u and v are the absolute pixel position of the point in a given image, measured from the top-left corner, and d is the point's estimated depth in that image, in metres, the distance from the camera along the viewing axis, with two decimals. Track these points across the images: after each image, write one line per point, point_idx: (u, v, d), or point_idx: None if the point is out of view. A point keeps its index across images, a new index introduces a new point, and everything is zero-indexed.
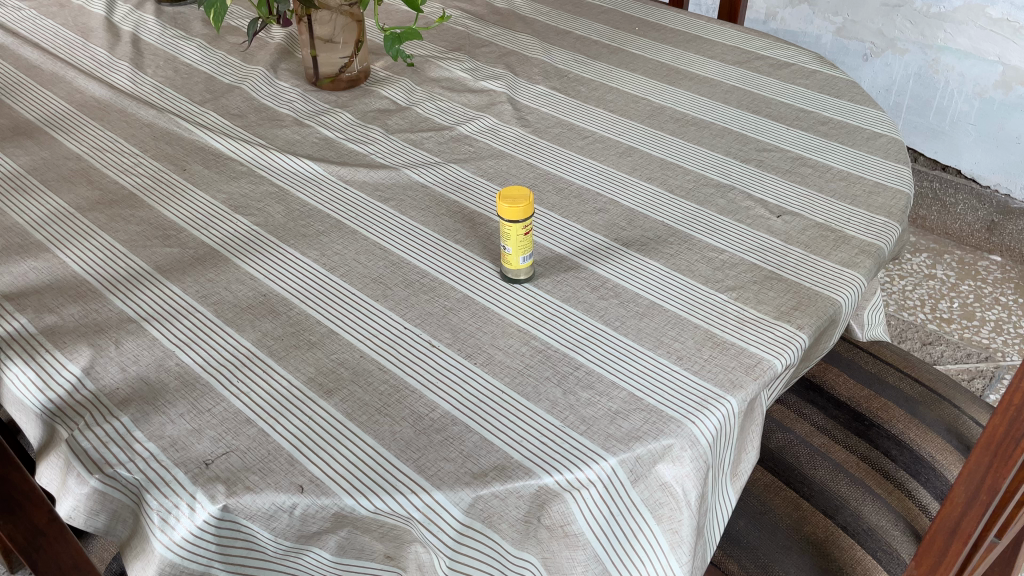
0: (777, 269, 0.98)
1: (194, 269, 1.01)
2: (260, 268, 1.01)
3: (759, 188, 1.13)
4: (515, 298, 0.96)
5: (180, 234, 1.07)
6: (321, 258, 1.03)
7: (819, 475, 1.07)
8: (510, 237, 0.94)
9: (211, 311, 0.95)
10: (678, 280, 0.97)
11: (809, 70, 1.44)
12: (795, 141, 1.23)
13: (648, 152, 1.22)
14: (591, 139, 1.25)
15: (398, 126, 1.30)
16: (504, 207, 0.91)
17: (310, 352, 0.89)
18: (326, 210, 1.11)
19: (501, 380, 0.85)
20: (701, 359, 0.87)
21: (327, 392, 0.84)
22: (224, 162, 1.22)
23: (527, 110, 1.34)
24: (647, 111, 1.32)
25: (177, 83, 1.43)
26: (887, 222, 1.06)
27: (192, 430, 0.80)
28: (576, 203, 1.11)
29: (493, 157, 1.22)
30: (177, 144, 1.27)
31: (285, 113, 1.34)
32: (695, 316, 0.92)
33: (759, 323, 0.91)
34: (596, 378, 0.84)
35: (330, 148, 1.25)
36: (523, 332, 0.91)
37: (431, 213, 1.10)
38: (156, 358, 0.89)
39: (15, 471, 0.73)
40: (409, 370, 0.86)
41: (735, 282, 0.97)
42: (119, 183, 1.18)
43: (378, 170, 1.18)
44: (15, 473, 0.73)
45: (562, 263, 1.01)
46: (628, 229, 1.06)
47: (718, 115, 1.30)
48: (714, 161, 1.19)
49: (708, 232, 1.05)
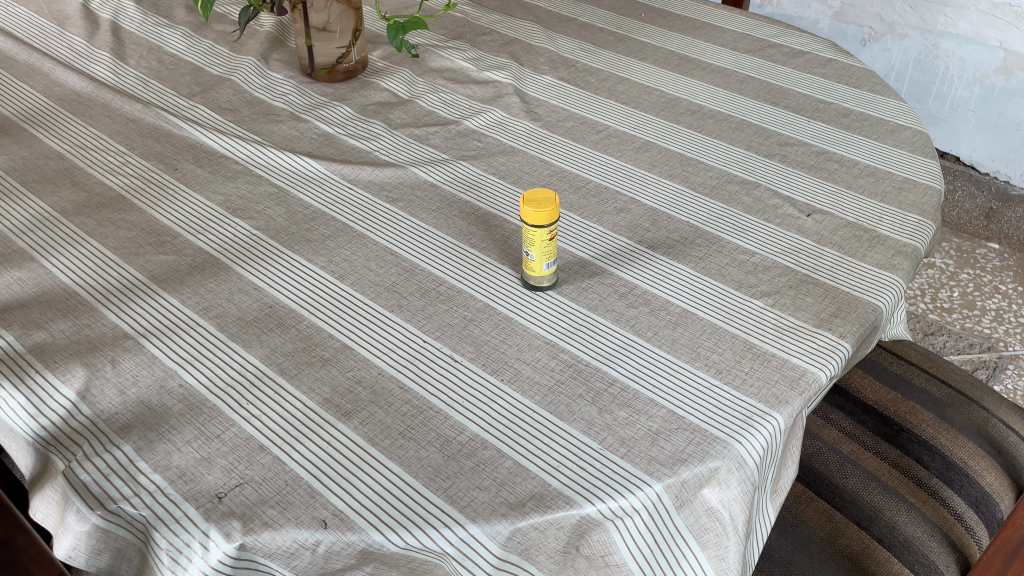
0: (812, 273, 0.94)
1: (192, 279, 0.94)
2: (264, 277, 0.95)
3: (785, 185, 1.08)
4: (539, 307, 0.90)
5: (175, 240, 1.00)
6: (329, 265, 0.96)
7: (851, 484, 1.03)
8: (534, 243, 0.88)
9: (215, 326, 0.88)
10: (710, 287, 0.92)
11: (824, 59, 1.39)
12: (818, 135, 1.19)
13: (667, 147, 1.16)
14: (605, 134, 1.19)
15: (401, 120, 1.23)
16: (528, 211, 0.85)
17: (324, 369, 0.83)
18: (331, 212, 1.05)
19: (531, 398, 0.80)
20: (742, 372, 0.82)
21: (345, 414, 0.78)
22: (218, 160, 1.15)
23: (535, 103, 1.27)
24: (661, 103, 1.27)
25: (162, 74, 1.35)
26: (920, 221, 1.02)
27: (201, 460, 0.74)
28: (595, 203, 1.06)
29: (504, 153, 1.16)
30: (166, 141, 1.19)
31: (280, 106, 1.27)
32: (731, 324, 0.88)
33: (799, 332, 0.86)
34: (632, 395, 0.80)
35: (331, 145, 1.18)
36: (551, 344, 0.86)
37: (442, 215, 1.04)
38: (157, 378, 0.82)
39: (21, 534, 0.71)
40: (432, 389, 0.81)
41: (770, 288, 0.92)
42: (105, 184, 1.11)
43: (383, 168, 1.12)
44: (21, 536, 0.71)
45: (585, 269, 0.95)
46: (652, 230, 1.01)
47: (735, 107, 1.25)
48: (736, 156, 1.14)
49: (736, 233, 1.00)
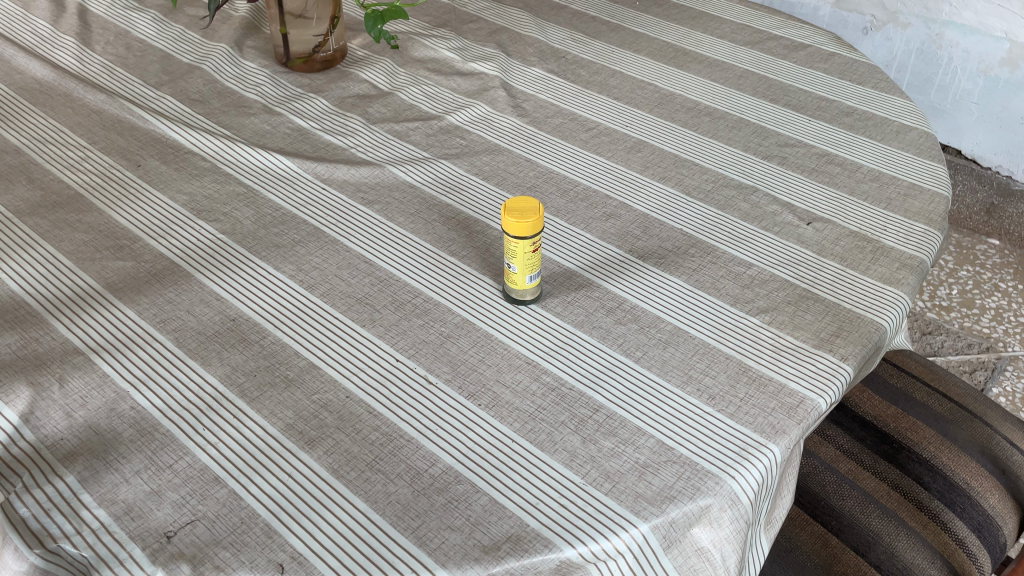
0: (811, 288, 0.88)
1: (151, 288, 0.88)
2: (228, 287, 0.88)
3: (784, 190, 1.02)
4: (521, 323, 0.85)
5: (135, 245, 0.94)
6: (298, 274, 0.90)
7: (848, 507, 0.98)
8: (516, 255, 0.82)
9: (172, 341, 0.82)
10: (704, 302, 0.87)
11: (827, 53, 1.33)
12: (820, 135, 1.12)
13: (660, 146, 1.10)
14: (595, 132, 1.13)
15: (380, 115, 1.17)
16: (510, 222, 0.79)
17: (287, 391, 0.77)
18: (302, 215, 0.98)
19: (510, 426, 0.74)
20: (738, 397, 0.77)
21: (309, 443, 0.72)
22: (185, 156, 1.08)
23: (522, 97, 1.21)
24: (655, 98, 1.20)
25: (130, 62, 1.28)
26: (927, 230, 0.96)
27: (151, 493, 0.68)
28: (583, 207, 1.00)
29: (488, 152, 1.09)
30: (130, 134, 1.12)
31: (253, 98, 1.20)
32: (726, 344, 0.82)
33: (798, 354, 0.81)
34: (619, 423, 0.74)
35: (305, 141, 1.11)
36: (533, 364, 0.80)
37: (421, 219, 0.98)
38: (107, 400, 0.76)
39: None
40: (404, 414, 0.75)
41: (768, 303, 0.86)
42: (63, 181, 1.04)
43: (360, 167, 1.05)
44: None
45: (571, 280, 0.89)
46: (643, 238, 0.95)
47: (732, 104, 1.19)
48: (733, 157, 1.08)
49: (732, 242, 0.94)
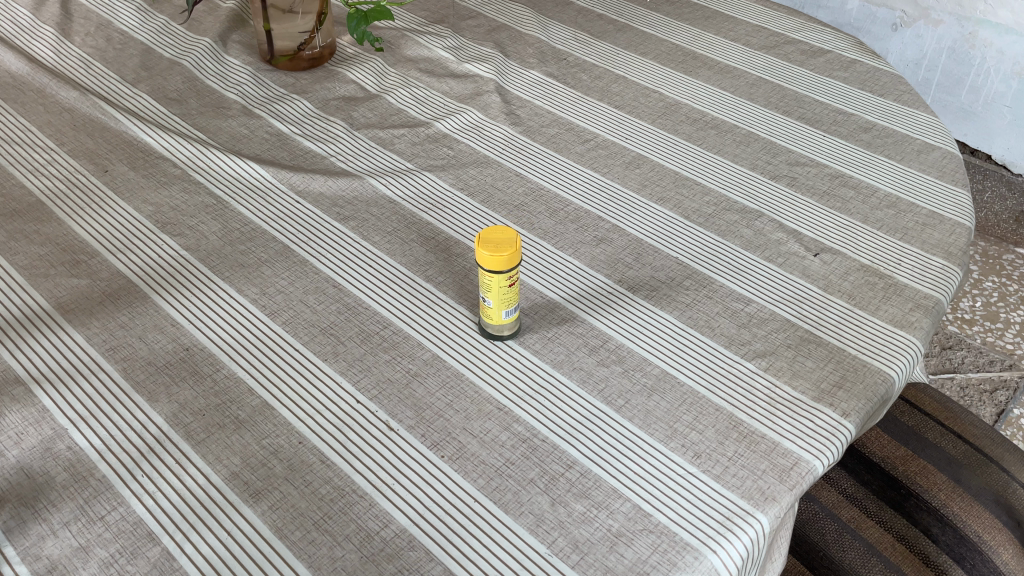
0: (814, 330, 0.81)
1: (104, 310, 0.82)
2: (185, 311, 0.83)
3: (791, 216, 0.95)
4: (495, 361, 0.78)
5: (92, 260, 0.88)
6: (261, 298, 0.84)
7: (848, 559, 0.92)
8: (491, 290, 0.75)
9: (119, 372, 0.76)
10: (695, 343, 0.79)
11: (847, 59, 1.24)
12: (834, 153, 1.04)
13: (661, 162, 1.03)
14: (592, 144, 1.06)
15: (365, 120, 1.10)
16: (484, 255, 0.73)
17: (236, 434, 0.71)
18: (271, 231, 0.92)
19: (473, 482, 0.68)
20: (725, 456, 0.70)
21: (254, 495, 0.67)
22: (155, 161, 1.02)
23: (517, 103, 1.14)
24: (659, 108, 1.13)
25: (109, 56, 1.22)
26: (945, 265, 0.88)
27: (78, 549, 0.63)
28: (573, 230, 0.93)
29: (475, 164, 1.02)
30: (100, 135, 1.06)
31: (232, 98, 1.14)
32: (716, 393, 0.75)
33: (795, 408, 0.74)
34: (593, 483, 0.67)
35: (283, 147, 1.05)
36: (504, 410, 0.73)
37: (398, 239, 0.91)
38: (43, 438, 0.71)
39: None
40: (359, 466, 0.69)
41: (765, 347, 0.79)
42: (25, 187, 0.98)
43: (337, 178, 0.99)
44: None
45: (553, 313, 0.83)
46: (635, 267, 0.88)
47: (742, 116, 1.11)
48: (738, 177, 1.00)
49: (731, 275, 0.87)
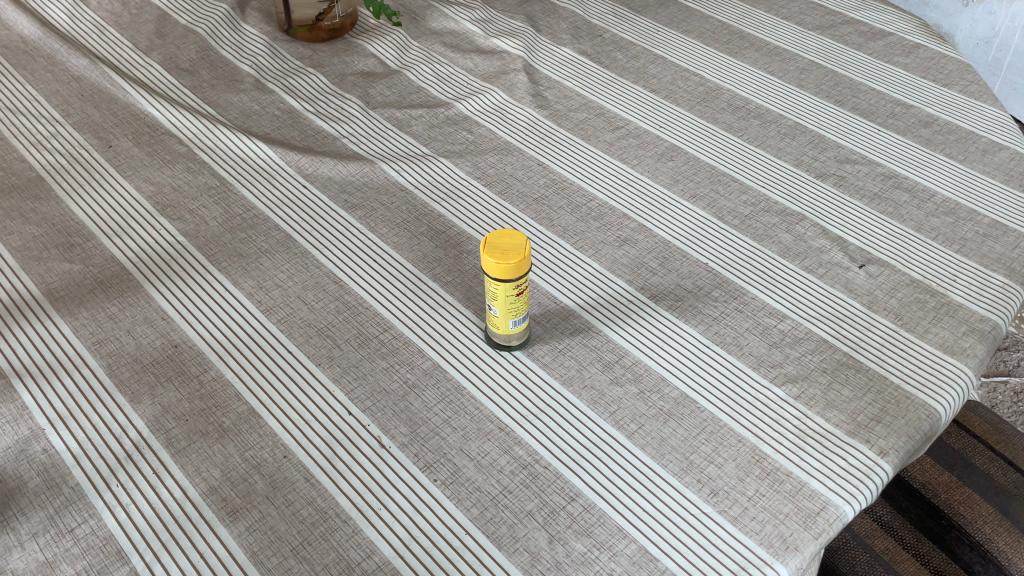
0: (853, 353, 0.74)
1: (94, 299, 0.78)
2: (177, 304, 0.78)
3: (836, 221, 0.86)
4: (500, 374, 0.72)
5: (87, 244, 0.84)
6: (257, 292, 0.79)
7: None
8: (496, 298, 0.69)
9: (104, 369, 0.72)
10: (720, 363, 0.72)
11: (909, 44, 1.14)
12: (889, 150, 0.95)
13: (696, 155, 0.95)
14: (623, 132, 0.98)
15: (382, 98, 1.03)
16: (490, 262, 0.66)
17: (219, 444, 0.67)
18: (274, 218, 0.87)
19: (466, 512, 0.62)
20: (745, 496, 0.63)
21: (230, 514, 0.62)
22: (160, 137, 0.97)
23: (545, 83, 1.06)
24: (698, 93, 1.04)
25: (123, 21, 1.17)
26: (1005, 284, 0.80)
27: (42, 565, 0.59)
28: (595, 228, 0.86)
29: (495, 151, 0.96)
30: (107, 107, 1.02)
31: (246, 70, 1.08)
32: (740, 422, 0.68)
33: (827, 444, 0.67)
34: (597, 520, 0.61)
35: (294, 126, 0.99)
36: (505, 430, 0.67)
37: (406, 231, 0.85)
38: (18, 438, 0.67)
39: None
40: (345, 486, 0.64)
41: (798, 371, 0.72)
42: (26, 160, 0.94)
43: (347, 161, 0.93)
44: None
45: (567, 322, 0.76)
46: (659, 273, 0.81)
47: (788, 104, 1.02)
48: (779, 174, 0.92)
49: (765, 286, 0.79)
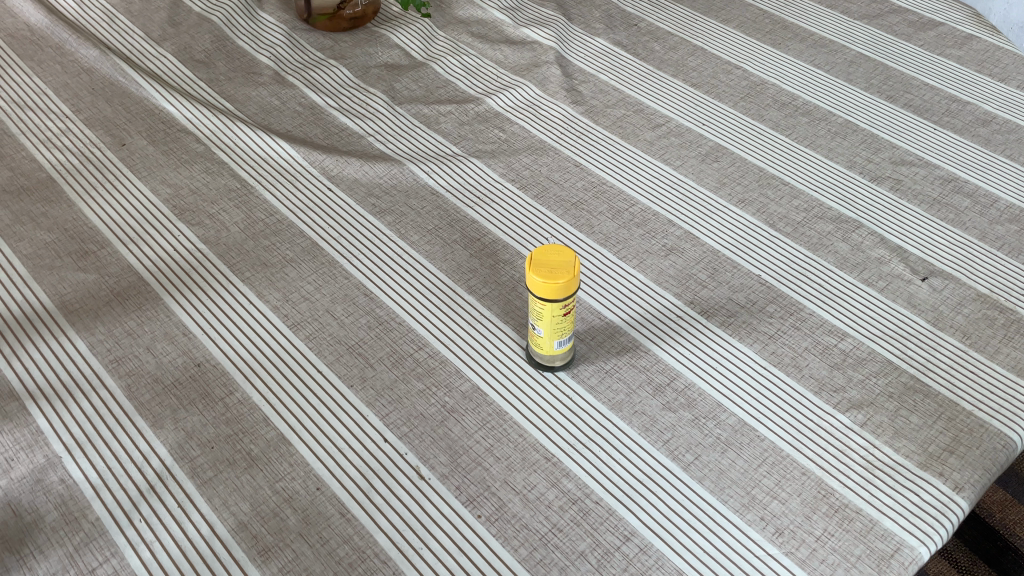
0: (921, 376, 0.69)
1: (111, 313, 0.74)
2: (199, 318, 0.74)
3: (895, 228, 0.81)
4: (544, 397, 0.68)
5: (101, 251, 0.79)
6: (283, 306, 0.74)
7: None
8: (542, 317, 0.65)
9: (123, 391, 0.68)
10: (778, 386, 0.68)
11: (962, 35, 1.08)
12: (946, 151, 0.90)
13: (743, 155, 0.89)
14: (664, 130, 0.93)
15: (409, 93, 0.98)
16: (536, 280, 0.62)
17: (247, 475, 0.62)
18: (299, 223, 0.82)
19: (513, 552, 0.58)
20: (814, 536, 0.59)
21: (261, 554, 0.58)
22: (177, 134, 0.92)
23: (580, 77, 1.01)
24: (742, 88, 0.99)
25: (134, 9, 1.12)
26: None
27: None
28: (638, 236, 0.81)
29: (530, 151, 0.90)
30: (119, 102, 0.97)
31: (264, 62, 1.03)
32: (803, 452, 0.64)
33: (897, 477, 0.62)
34: (655, 562, 0.57)
35: (316, 123, 0.94)
36: (552, 460, 0.63)
37: (439, 239, 0.81)
38: (34, 467, 0.63)
39: None
40: (384, 522, 0.60)
41: (863, 396, 0.67)
42: (35, 159, 0.89)
43: (374, 162, 0.88)
44: None
45: (613, 340, 0.72)
46: (709, 285, 0.76)
47: (837, 101, 0.97)
48: (832, 177, 0.87)
49: (822, 300, 0.75)
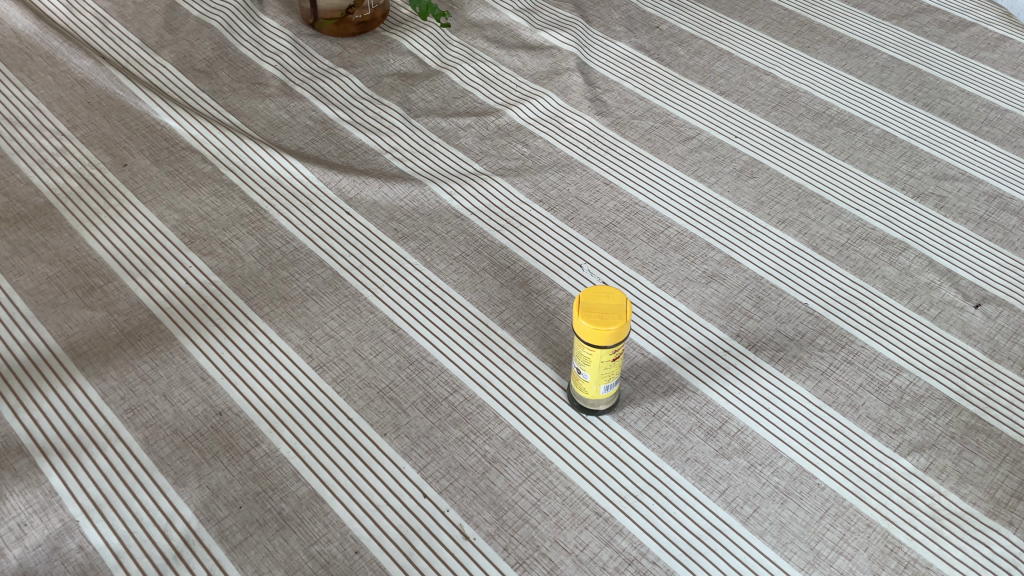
0: (981, 414, 0.66)
1: (123, 356, 0.69)
2: (218, 360, 0.69)
3: (943, 250, 0.78)
4: (590, 444, 0.64)
5: (108, 285, 0.75)
6: (306, 346, 0.70)
7: None
8: (588, 363, 0.60)
9: (141, 444, 0.64)
10: (836, 428, 0.65)
11: (994, 36, 1.04)
12: (988, 164, 0.87)
13: (779, 171, 0.86)
14: (695, 143, 0.89)
15: (425, 105, 0.93)
16: (584, 326, 0.57)
17: (280, 538, 0.58)
18: (317, 252, 0.78)
19: None
20: None
21: None
22: (181, 153, 0.87)
23: (603, 85, 0.96)
24: (773, 95, 0.95)
25: (128, 13, 1.06)
26: None
27: None
28: (677, 261, 0.77)
29: (556, 167, 0.86)
30: (118, 117, 0.91)
31: (270, 72, 0.98)
32: (866, 501, 0.61)
33: (966, 527, 0.59)
34: None
35: (329, 139, 0.89)
36: (604, 516, 0.60)
37: (467, 267, 0.76)
38: (50, 533, 0.59)
39: None
40: None
41: (923, 438, 0.64)
42: (31, 182, 0.84)
43: (394, 182, 0.83)
44: None
45: (659, 379, 0.68)
46: (755, 316, 0.72)
47: (872, 110, 0.93)
48: (873, 194, 0.83)
49: (874, 331, 0.71)
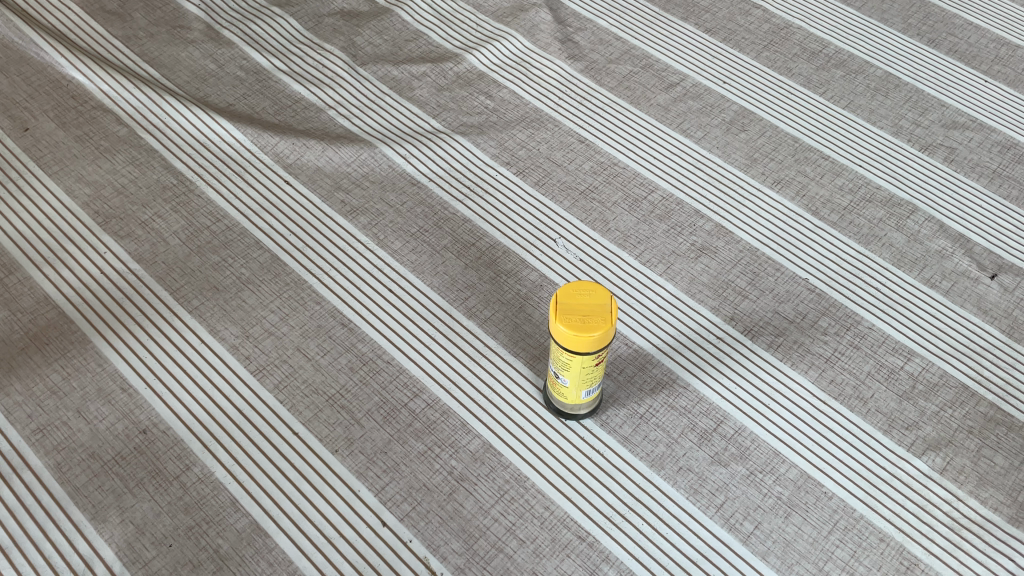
0: (1000, 403, 0.60)
1: (28, 365, 0.60)
2: (140, 367, 0.60)
3: (954, 212, 0.70)
4: (571, 453, 0.56)
5: (9, 278, 0.64)
6: (243, 346, 0.61)
7: None
8: (567, 368, 0.52)
9: (53, 473, 0.55)
10: (843, 427, 0.58)
11: None
12: (1000, 109, 0.78)
13: (773, 122, 0.76)
14: (679, 91, 0.79)
15: (373, 50, 0.82)
16: (562, 331, 0.49)
17: None
18: (253, 231, 0.68)
19: None
20: None
21: None
22: (92, 113, 0.75)
23: (574, 23, 0.85)
24: (764, 32, 0.85)
25: None
26: None
27: None
28: (663, 232, 0.68)
29: (524, 123, 0.76)
30: (15, 69, 0.78)
31: (192, 13, 0.85)
32: (879, 511, 0.54)
33: (986, 538, 0.53)
34: None
35: (263, 93, 0.78)
36: (588, 540, 0.53)
37: (425, 246, 0.67)
38: None
39: None
40: None
41: (939, 434, 0.58)
42: None
43: (339, 145, 0.73)
44: None
45: (645, 374, 0.60)
46: (751, 295, 0.65)
47: (873, 48, 0.83)
48: (876, 148, 0.75)
49: (882, 309, 0.64)
